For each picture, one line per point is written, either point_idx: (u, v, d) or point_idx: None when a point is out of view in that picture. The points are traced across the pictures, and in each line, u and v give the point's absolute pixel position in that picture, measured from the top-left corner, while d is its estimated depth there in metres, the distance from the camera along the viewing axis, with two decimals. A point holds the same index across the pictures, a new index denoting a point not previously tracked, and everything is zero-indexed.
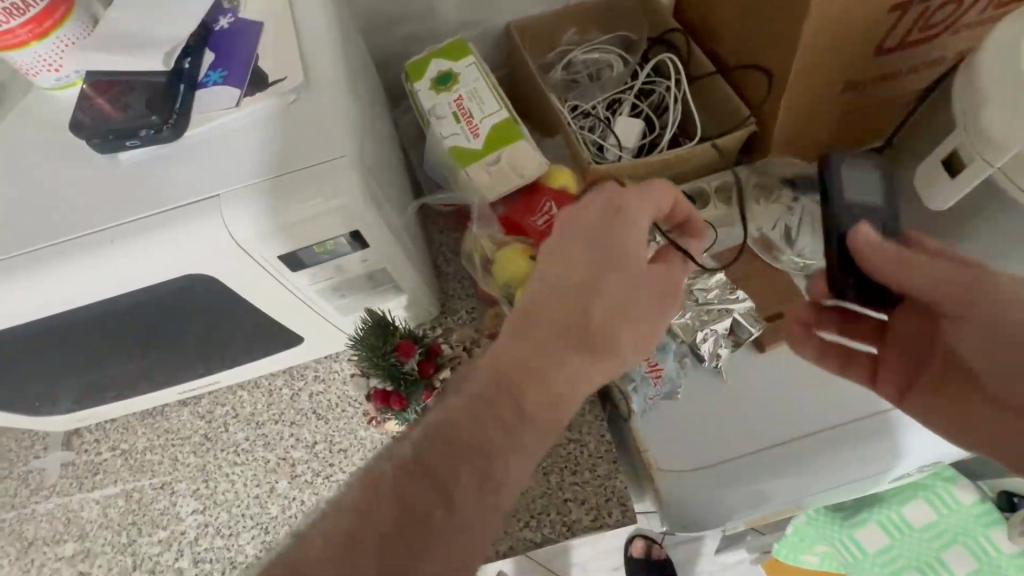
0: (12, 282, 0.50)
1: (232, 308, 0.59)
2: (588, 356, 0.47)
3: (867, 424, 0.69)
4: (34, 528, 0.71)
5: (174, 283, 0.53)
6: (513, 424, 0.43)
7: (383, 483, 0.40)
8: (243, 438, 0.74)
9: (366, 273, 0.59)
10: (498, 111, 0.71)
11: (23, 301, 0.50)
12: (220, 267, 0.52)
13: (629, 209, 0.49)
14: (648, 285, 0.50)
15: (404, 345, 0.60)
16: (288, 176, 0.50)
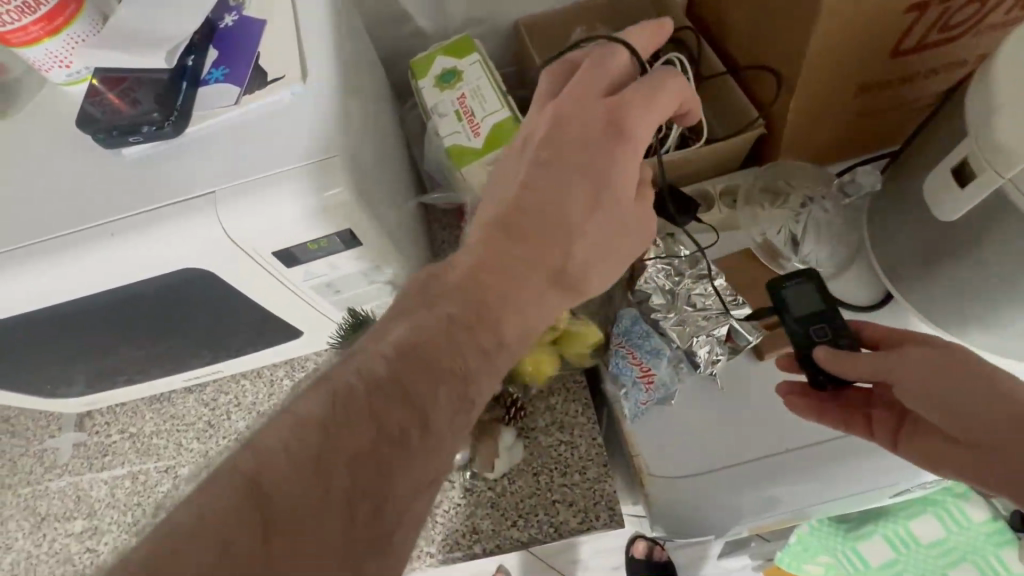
0: (14, 270, 0.51)
1: (230, 302, 0.61)
2: (547, 288, 0.49)
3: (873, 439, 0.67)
4: (47, 504, 0.75)
5: (171, 277, 0.54)
6: (479, 341, 0.44)
7: (356, 391, 0.37)
8: (244, 427, 0.76)
9: (361, 271, 0.60)
10: (500, 109, 0.71)
11: (27, 289, 0.52)
12: (216, 262, 0.53)
13: (631, 134, 0.49)
14: (626, 223, 0.52)
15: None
16: (281, 175, 0.51)
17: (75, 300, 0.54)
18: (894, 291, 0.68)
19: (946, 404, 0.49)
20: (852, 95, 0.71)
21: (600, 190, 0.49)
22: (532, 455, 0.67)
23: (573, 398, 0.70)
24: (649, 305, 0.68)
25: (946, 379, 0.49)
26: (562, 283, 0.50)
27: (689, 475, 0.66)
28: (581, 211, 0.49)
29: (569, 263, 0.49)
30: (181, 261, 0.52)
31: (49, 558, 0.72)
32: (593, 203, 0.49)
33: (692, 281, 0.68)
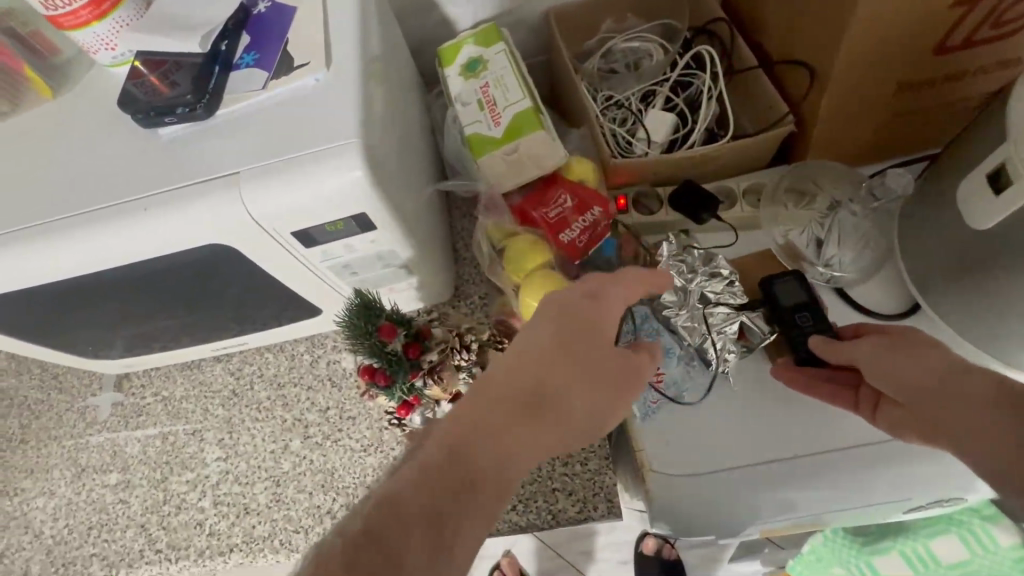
0: (55, 239, 0.55)
1: (254, 278, 0.64)
2: (536, 429, 0.44)
3: (895, 452, 0.63)
4: (87, 456, 0.81)
5: (198, 250, 0.57)
6: (454, 488, 0.40)
7: (332, 554, 0.36)
8: (265, 397, 0.80)
9: (376, 253, 0.62)
10: (522, 99, 0.71)
11: (65, 257, 0.55)
12: (240, 239, 0.56)
13: (607, 291, 0.51)
14: (613, 355, 0.49)
15: (386, 327, 0.56)
16: (299, 160, 0.52)
17: (112, 270, 0.58)
18: (922, 301, 0.65)
19: (903, 375, 0.52)
20: (891, 94, 0.68)
21: (583, 343, 0.48)
22: None
23: None
24: (660, 303, 0.68)
25: (905, 358, 0.52)
26: (553, 422, 0.45)
27: (694, 475, 0.63)
28: (567, 360, 0.47)
29: (559, 400, 0.46)
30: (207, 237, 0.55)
31: (86, 506, 0.78)
32: (577, 350, 0.48)
33: (706, 278, 0.67)
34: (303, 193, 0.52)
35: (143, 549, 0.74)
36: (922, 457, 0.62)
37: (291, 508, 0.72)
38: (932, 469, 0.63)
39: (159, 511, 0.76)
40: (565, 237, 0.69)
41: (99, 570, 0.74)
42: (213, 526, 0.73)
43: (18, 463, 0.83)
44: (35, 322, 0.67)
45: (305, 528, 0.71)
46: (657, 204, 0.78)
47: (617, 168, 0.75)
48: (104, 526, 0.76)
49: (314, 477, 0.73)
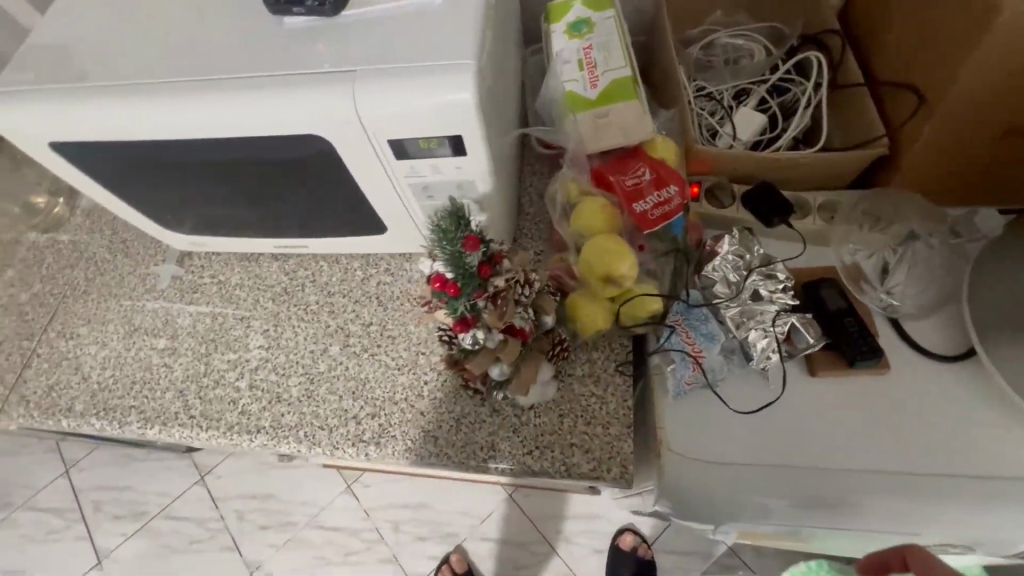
0: (170, 98, 0.58)
1: (334, 180, 0.66)
2: None
3: (921, 485, 0.63)
4: (141, 318, 0.87)
5: (294, 135, 0.59)
6: None
7: None
8: (313, 300, 0.84)
9: (457, 180, 0.63)
10: (622, 68, 0.73)
11: (174, 117, 0.58)
12: (338, 133, 0.58)
13: None
14: None
15: (471, 240, 0.51)
16: (413, 70, 0.54)
17: (215, 142, 0.61)
18: (978, 346, 0.63)
19: None
20: (993, 137, 0.67)
21: None
22: (562, 398, 0.70)
23: (614, 358, 0.72)
24: (712, 293, 0.69)
25: None
26: None
27: (711, 463, 0.65)
28: None
29: None
30: (310, 126, 0.57)
31: (133, 362, 0.83)
32: None
33: (761, 277, 0.68)
34: (410, 101, 0.54)
35: (178, 412, 0.78)
36: (945, 495, 0.62)
37: (320, 406, 0.75)
38: (959, 512, 0.62)
39: (199, 381, 0.80)
40: (638, 208, 0.68)
41: (135, 421, 0.78)
42: (245, 406, 0.77)
43: (79, 311, 0.89)
44: (129, 183, 0.72)
45: (329, 426, 0.74)
46: (730, 200, 0.78)
47: (698, 155, 0.76)
48: (145, 383, 0.81)
49: (346, 383, 0.76)
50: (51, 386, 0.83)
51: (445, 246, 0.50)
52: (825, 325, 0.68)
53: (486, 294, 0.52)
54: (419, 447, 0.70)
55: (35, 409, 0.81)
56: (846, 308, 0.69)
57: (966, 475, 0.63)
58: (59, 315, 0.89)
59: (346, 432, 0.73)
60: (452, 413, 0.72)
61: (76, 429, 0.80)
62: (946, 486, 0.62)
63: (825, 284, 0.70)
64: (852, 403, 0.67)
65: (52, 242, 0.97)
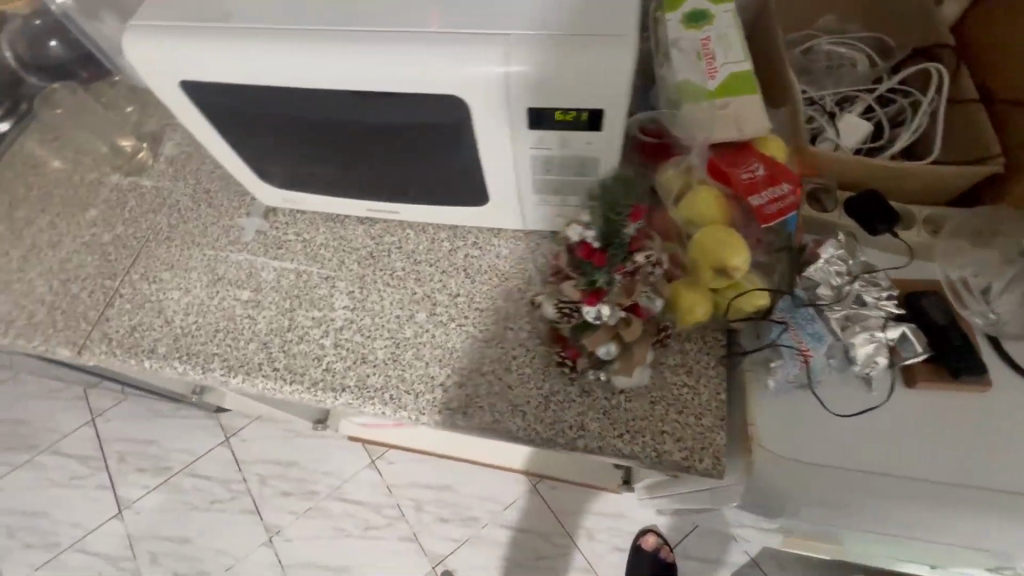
0: (314, 48, 0.58)
1: (454, 146, 0.66)
2: None
3: (939, 494, 0.63)
4: (224, 269, 0.87)
5: (434, 95, 0.59)
6: None
7: None
8: (399, 267, 0.84)
9: (580, 157, 0.63)
10: (741, 62, 0.72)
11: (315, 66, 0.58)
12: (481, 97, 0.57)
13: None
14: None
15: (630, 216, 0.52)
16: (567, 40, 0.54)
17: (348, 95, 0.61)
18: None
19: None
20: None
21: None
22: (653, 385, 0.70)
23: (707, 350, 0.72)
24: (817, 295, 0.68)
25: None
26: None
27: (802, 462, 0.65)
28: None
29: None
30: (454, 87, 0.57)
31: (217, 311, 0.83)
32: None
33: (864, 284, 0.68)
34: (561, 71, 0.54)
35: (261, 363, 0.78)
36: (964, 507, 0.62)
37: (405, 370, 0.75)
38: None
39: (283, 335, 0.80)
40: (754, 202, 0.67)
41: (218, 368, 0.78)
42: (330, 363, 0.77)
43: (162, 256, 0.89)
44: (241, 131, 0.71)
45: (415, 391, 0.74)
46: (833, 205, 0.77)
47: (807, 157, 0.75)
48: (229, 332, 0.81)
49: (433, 351, 0.76)
50: (134, 326, 0.83)
51: (601, 219, 0.51)
52: (929, 337, 0.68)
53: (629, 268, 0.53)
54: (506, 420, 0.70)
55: (117, 348, 0.81)
56: (950, 321, 0.68)
57: (995, 490, 0.62)
58: (142, 258, 0.89)
59: (433, 399, 0.73)
60: (541, 389, 0.72)
61: (156, 371, 0.81)
62: (969, 498, 0.62)
63: (928, 297, 0.70)
64: (948, 418, 0.66)
65: (135, 186, 0.98)
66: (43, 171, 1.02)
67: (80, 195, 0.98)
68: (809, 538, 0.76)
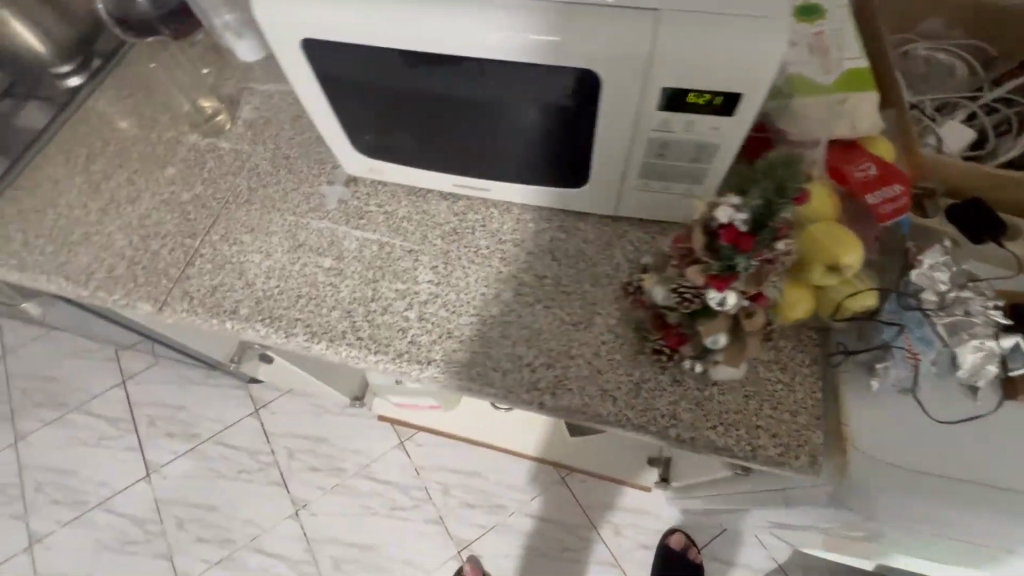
0: (449, 12, 0.57)
1: (569, 125, 0.65)
2: None
3: (1012, 503, 0.62)
4: (306, 235, 0.86)
5: (551, 73, 0.59)
6: None
7: None
8: (484, 245, 0.83)
9: (702, 142, 0.62)
10: (858, 59, 0.71)
11: (448, 31, 0.57)
12: (614, 74, 0.57)
13: None
14: None
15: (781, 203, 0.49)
16: (715, 19, 0.53)
17: (476, 62, 0.60)
18: None
19: None
20: None
21: None
22: (747, 379, 0.69)
23: (802, 348, 0.71)
24: (921, 300, 0.66)
25: None
26: None
27: (905, 468, 0.64)
28: None
29: None
30: (588, 61, 0.56)
31: (299, 277, 0.83)
32: None
33: (971, 292, 0.66)
34: (708, 52, 0.53)
35: (346, 331, 0.78)
36: None
37: (492, 348, 0.75)
38: None
39: (367, 305, 0.80)
40: (872, 199, 0.67)
41: (302, 334, 0.78)
42: (416, 336, 0.77)
43: (242, 219, 0.89)
44: (350, 95, 0.71)
45: (502, 369, 0.73)
46: (935, 211, 0.75)
47: (916, 159, 0.74)
48: (312, 299, 0.81)
49: (520, 331, 0.76)
50: (215, 287, 0.83)
51: (757, 198, 0.50)
52: None
53: (768, 258, 0.52)
54: (597, 404, 0.70)
55: (199, 307, 0.81)
56: None
57: (1000, 486, 0.63)
58: (221, 219, 0.89)
59: (521, 378, 0.72)
60: (632, 376, 0.71)
61: (237, 332, 0.81)
62: (972, 494, 0.63)
63: None
64: None
65: (213, 148, 0.97)
66: (120, 127, 1.02)
67: (158, 152, 0.97)
68: (886, 543, 0.76)
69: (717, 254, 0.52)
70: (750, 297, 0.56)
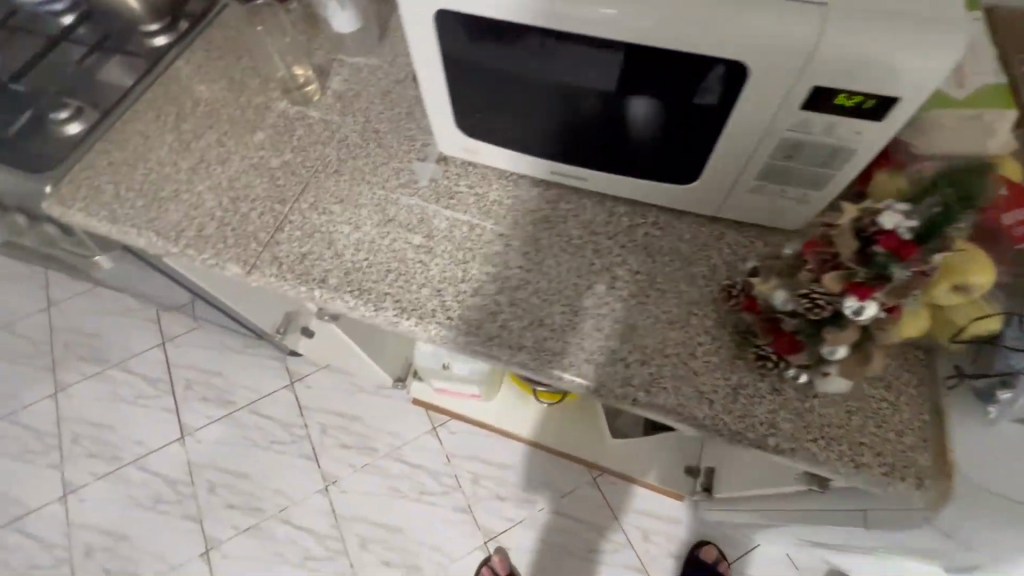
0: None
1: (600, 111, 0.68)
2: None
3: None
4: (396, 210, 0.86)
5: (594, 57, 0.61)
6: None
7: None
8: (576, 235, 0.82)
9: (838, 145, 0.61)
10: (994, 75, 0.69)
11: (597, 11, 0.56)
12: (641, 53, 0.58)
13: None
14: None
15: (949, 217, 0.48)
16: (885, 18, 0.51)
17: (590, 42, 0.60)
18: None
19: None
20: None
21: None
22: (851, 394, 0.68)
23: (908, 367, 0.69)
24: None
25: None
26: None
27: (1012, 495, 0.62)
28: None
29: None
30: (625, 35, 0.57)
31: (388, 251, 0.82)
32: None
33: None
34: (874, 52, 0.51)
35: (436, 310, 0.77)
36: None
37: (584, 340, 0.74)
38: None
39: (457, 285, 0.79)
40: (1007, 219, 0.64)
41: (391, 309, 0.78)
42: (507, 321, 0.76)
43: (331, 189, 0.89)
44: (474, 74, 0.70)
45: (595, 362, 0.72)
46: None
47: None
48: (402, 274, 0.80)
49: (614, 325, 0.74)
50: (304, 254, 0.83)
51: (932, 206, 0.48)
52: None
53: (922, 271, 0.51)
54: (692, 406, 0.69)
55: (288, 273, 0.81)
56: None
57: None
58: (311, 188, 0.89)
59: (614, 373, 0.71)
60: (729, 380, 0.70)
61: (324, 302, 0.80)
62: None
63: None
64: None
65: (302, 116, 0.97)
66: (209, 88, 1.02)
67: (247, 116, 0.97)
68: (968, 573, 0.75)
69: (871, 261, 0.51)
70: (888, 308, 0.55)
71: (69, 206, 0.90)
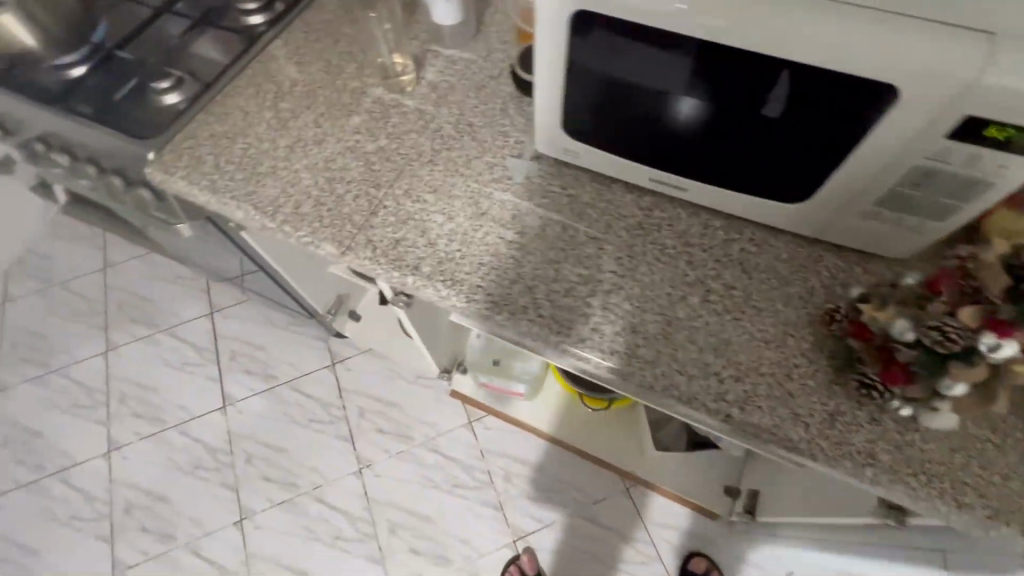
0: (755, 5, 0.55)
1: (685, 116, 0.69)
2: None
3: None
4: (489, 204, 0.86)
5: (673, 62, 0.63)
6: None
7: None
8: (670, 244, 0.81)
9: (977, 177, 0.59)
10: None
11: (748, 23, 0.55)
12: (721, 58, 0.60)
13: None
14: None
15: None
16: None
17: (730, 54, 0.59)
18: None
19: None
20: None
21: None
22: (954, 432, 0.66)
23: (1016, 411, 0.67)
24: None
25: None
26: None
27: None
28: None
29: None
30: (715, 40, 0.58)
31: (480, 245, 0.83)
32: None
33: None
34: None
35: (527, 307, 0.78)
36: None
37: (677, 351, 0.73)
38: None
39: (549, 285, 0.79)
40: None
41: (483, 302, 0.78)
42: (599, 324, 0.76)
43: (425, 178, 0.89)
44: (596, 75, 0.70)
45: (688, 374, 0.72)
46: None
47: None
48: (494, 269, 0.81)
49: (707, 339, 0.74)
50: (397, 240, 0.84)
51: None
52: None
53: None
54: (787, 428, 0.68)
55: (381, 258, 0.82)
56: None
57: None
58: (405, 175, 0.90)
59: (708, 387, 0.71)
60: (826, 406, 0.69)
61: (415, 289, 0.81)
62: None
63: None
64: None
65: (397, 104, 0.98)
66: (306, 69, 1.04)
67: (343, 100, 0.99)
68: None
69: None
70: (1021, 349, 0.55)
71: (172, 172, 0.92)
